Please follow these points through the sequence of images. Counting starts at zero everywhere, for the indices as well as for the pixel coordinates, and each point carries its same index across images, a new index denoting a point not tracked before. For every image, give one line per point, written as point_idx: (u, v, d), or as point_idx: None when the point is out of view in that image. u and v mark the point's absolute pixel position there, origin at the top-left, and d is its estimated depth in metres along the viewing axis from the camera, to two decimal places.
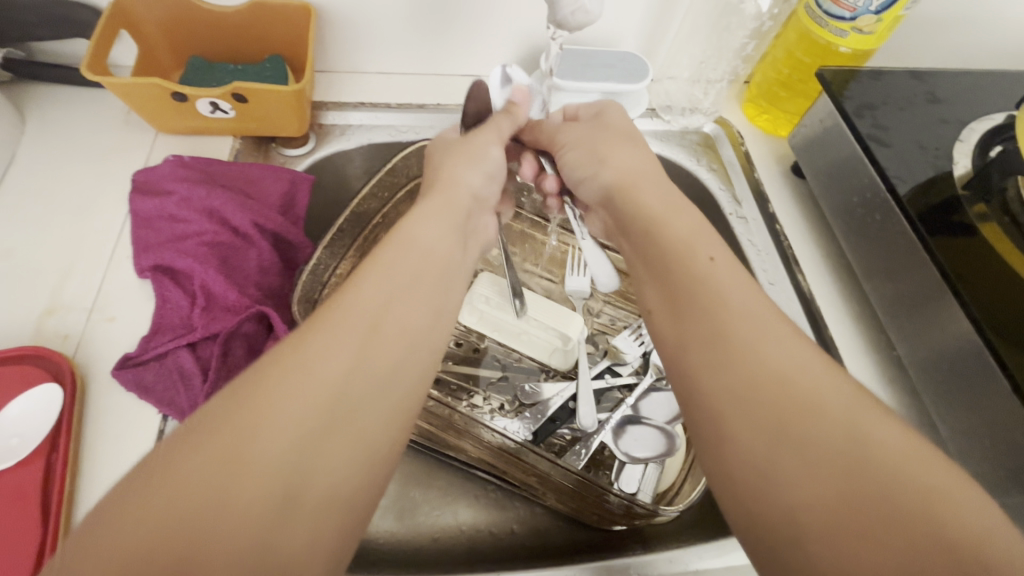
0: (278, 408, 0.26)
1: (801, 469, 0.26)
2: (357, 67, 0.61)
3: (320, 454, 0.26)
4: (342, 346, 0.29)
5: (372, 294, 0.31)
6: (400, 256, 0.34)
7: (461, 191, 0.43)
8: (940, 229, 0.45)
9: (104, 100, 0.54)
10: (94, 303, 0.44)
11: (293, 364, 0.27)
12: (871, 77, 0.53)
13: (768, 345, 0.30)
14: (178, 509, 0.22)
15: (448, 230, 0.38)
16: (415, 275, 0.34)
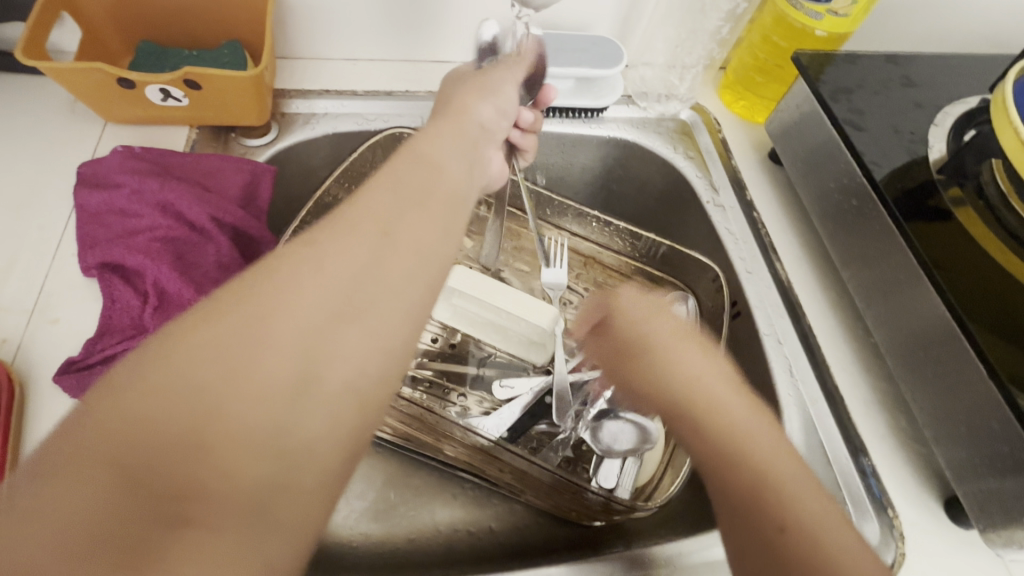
0: (288, 298, 0.22)
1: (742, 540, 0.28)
2: (322, 52, 0.59)
3: (333, 348, 0.22)
4: (352, 245, 0.24)
5: (382, 199, 0.26)
6: (412, 165, 0.28)
7: (481, 109, 0.38)
8: (915, 214, 0.44)
9: (47, 89, 0.51)
10: (36, 304, 0.41)
11: (301, 257, 0.23)
12: (846, 60, 0.53)
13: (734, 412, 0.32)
14: (180, 394, 0.19)
15: (464, 151, 0.32)
16: (433, 179, 0.28)
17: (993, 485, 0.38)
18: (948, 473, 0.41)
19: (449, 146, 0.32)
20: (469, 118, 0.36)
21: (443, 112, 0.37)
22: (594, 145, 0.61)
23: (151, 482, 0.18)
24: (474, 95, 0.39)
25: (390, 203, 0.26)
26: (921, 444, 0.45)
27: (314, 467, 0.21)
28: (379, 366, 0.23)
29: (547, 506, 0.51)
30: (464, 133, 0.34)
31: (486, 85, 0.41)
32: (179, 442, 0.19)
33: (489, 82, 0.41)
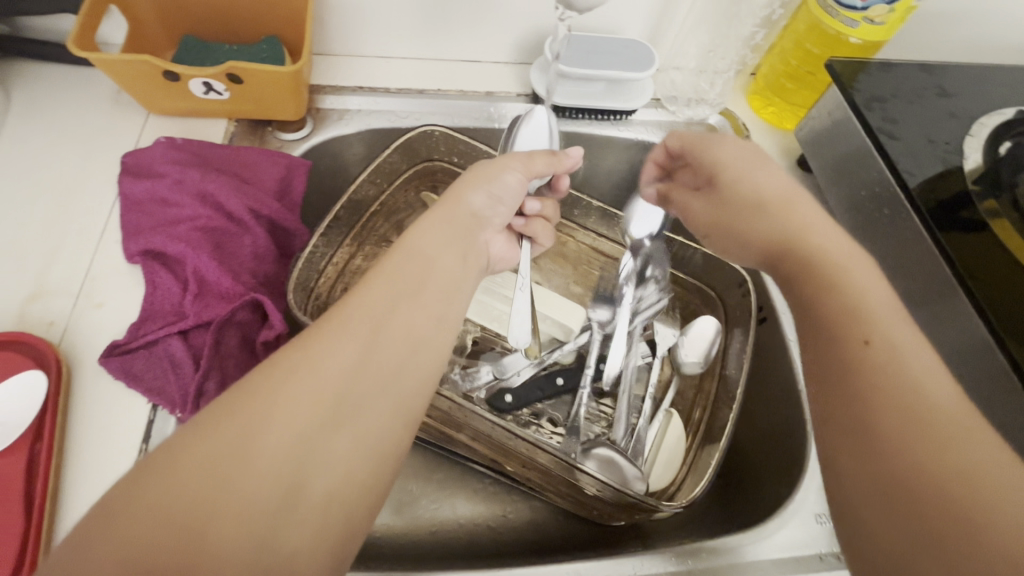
0: (288, 398, 0.28)
1: (877, 492, 0.28)
2: (357, 50, 0.60)
3: (325, 446, 0.27)
4: (347, 346, 0.30)
5: (376, 300, 0.32)
6: (404, 265, 0.35)
7: (474, 197, 0.41)
8: (949, 224, 0.44)
9: (92, 80, 0.52)
10: (81, 288, 0.42)
11: (302, 361, 0.29)
12: (880, 69, 0.53)
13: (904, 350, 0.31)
14: (192, 486, 0.24)
15: (451, 243, 0.38)
16: (420, 275, 0.34)
17: None
18: None
19: (443, 238, 0.38)
20: (463, 207, 0.40)
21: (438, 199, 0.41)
22: (622, 147, 0.62)
23: (164, 558, 0.23)
24: (472, 182, 0.42)
25: (384, 304, 0.32)
26: None
27: (294, 563, 0.25)
28: (361, 463, 0.28)
29: (568, 505, 0.51)
30: (458, 226, 0.39)
31: (485, 173, 0.42)
32: (185, 529, 0.24)
33: (489, 167, 0.43)
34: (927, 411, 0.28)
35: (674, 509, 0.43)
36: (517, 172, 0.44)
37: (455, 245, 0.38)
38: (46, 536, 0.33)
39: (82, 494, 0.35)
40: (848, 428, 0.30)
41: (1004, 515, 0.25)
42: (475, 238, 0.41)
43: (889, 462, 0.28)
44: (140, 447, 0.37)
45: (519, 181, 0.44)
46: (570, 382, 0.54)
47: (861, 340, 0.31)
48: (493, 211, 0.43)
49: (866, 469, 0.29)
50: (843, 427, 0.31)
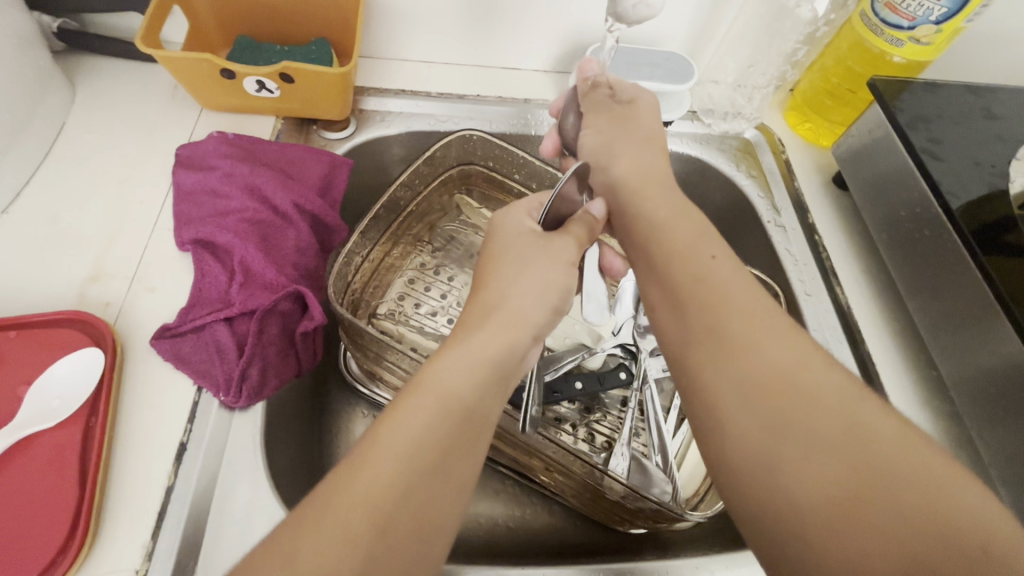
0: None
1: (780, 439, 0.28)
2: (401, 54, 0.61)
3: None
4: (349, 531, 0.25)
5: (385, 478, 0.27)
6: (428, 420, 0.29)
7: (533, 311, 0.33)
8: (993, 247, 0.43)
9: (152, 74, 0.55)
10: (136, 272, 0.44)
11: (286, 552, 0.25)
12: (925, 89, 0.52)
13: (760, 319, 0.31)
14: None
15: (490, 388, 0.31)
16: (439, 440, 0.29)
17: None
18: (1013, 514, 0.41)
19: (484, 378, 0.31)
20: (522, 331, 0.33)
21: (491, 313, 0.33)
22: None
23: None
24: (532, 292, 0.34)
25: (398, 478, 0.27)
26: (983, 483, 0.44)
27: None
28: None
29: (588, 510, 0.51)
30: (508, 364, 0.32)
31: (549, 282, 0.35)
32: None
33: (544, 265, 0.35)
34: (775, 356, 0.30)
35: (699, 519, 0.43)
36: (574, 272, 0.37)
37: (496, 386, 0.31)
38: (97, 506, 0.35)
39: (129, 469, 0.37)
40: (745, 390, 0.29)
41: (924, 478, 0.26)
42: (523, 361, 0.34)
43: (787, 416, 0.28)
44: (185, 426, 0.39)
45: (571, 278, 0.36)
46: (588, 387, 0.52)
47: (708, 255, 0.34)
48: (551, 325, 0.36)
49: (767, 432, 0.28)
50: (744, 393, 0.29)
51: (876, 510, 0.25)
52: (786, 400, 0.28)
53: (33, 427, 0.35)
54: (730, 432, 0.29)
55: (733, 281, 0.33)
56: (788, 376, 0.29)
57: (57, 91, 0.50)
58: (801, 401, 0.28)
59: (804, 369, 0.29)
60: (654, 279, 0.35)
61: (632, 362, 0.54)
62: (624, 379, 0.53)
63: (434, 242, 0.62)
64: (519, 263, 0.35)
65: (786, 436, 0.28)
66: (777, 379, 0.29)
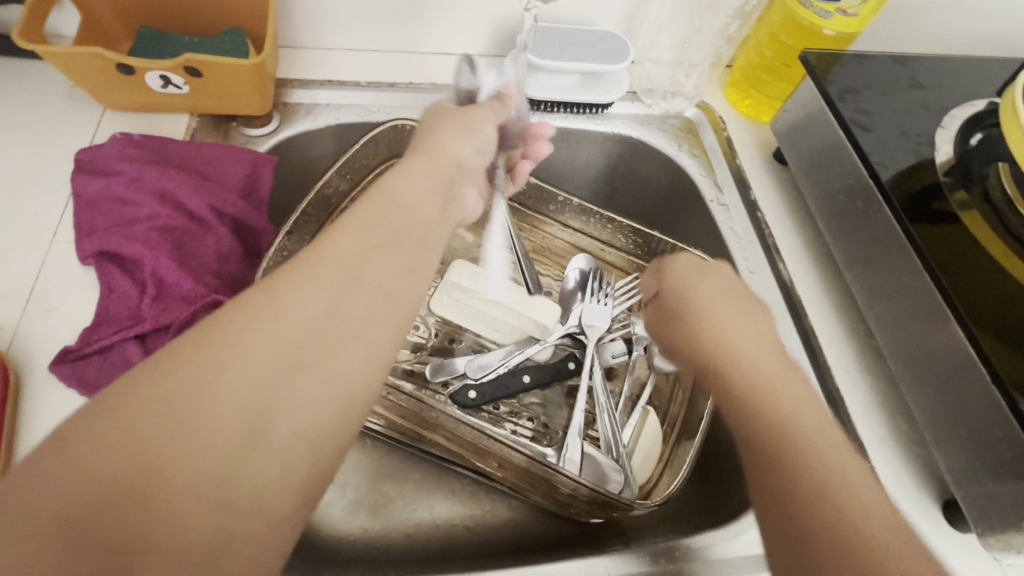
0: (236, 357, 0.22)
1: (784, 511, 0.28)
2: (325, 43, 0.58)
3: (288, 395, 0.23)
4: (316, 289, 0.25)
5: (346, 244, 0.26)
6: (381, 205, 0.29)
7: (457, 146, 0.38)
8: (920, 217, 0.44)
9: (45, 73, 0.50)
10: (31, 291, 0.41)
11: (257, 312, 0.24)
12: (854, 61, 0.52)
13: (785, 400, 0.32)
14: (136, 436, 0.20)
15: (431, 192, 0.32)
16: (398, 219, 0.29)
17: (995, 489, 0.38)
18: (948, 477, 0.42)
19: (426, 185, 0.32)
20: (446, 154, 0.36)
21: (417, 147, 0.37)
22: (598, 141, 0.61)
23: (108, 505, 0.19)
24: (454, 133, 0.39)
25: (359, 246, 0.26)
26: (921, 447, 0.45)
27: (261, 502, 0.22)
28: (332, 415, 0.24)
29: (543, 504, 0.50)
30: (436, 174, 0.34)
31: (461, 122, 0.40)
32: (132, 485, 0.20)
33: (467, 118, 0.41)
34: (808, 425, 0.30)
35: (649, 507, 0.43)
36: (491, 124, 0.42)
37: (438, 195, 0.32)
38: None
39: None
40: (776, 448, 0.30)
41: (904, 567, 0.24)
42: (458, 189, 0.36)
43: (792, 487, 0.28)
44: None
45: (493, 132, 0.42)
46: (538, 379, 0.51)
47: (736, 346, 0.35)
48: (477, 160, 0.40)
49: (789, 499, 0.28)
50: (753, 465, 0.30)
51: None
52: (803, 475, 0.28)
53: None
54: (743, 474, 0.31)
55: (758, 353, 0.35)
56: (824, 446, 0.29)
57: None
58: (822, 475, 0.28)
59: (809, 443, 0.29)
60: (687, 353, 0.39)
61: (581, 350, 0.54)
62: (574, 370, 0.53)
63: None
64: (438, 120, 0.41)
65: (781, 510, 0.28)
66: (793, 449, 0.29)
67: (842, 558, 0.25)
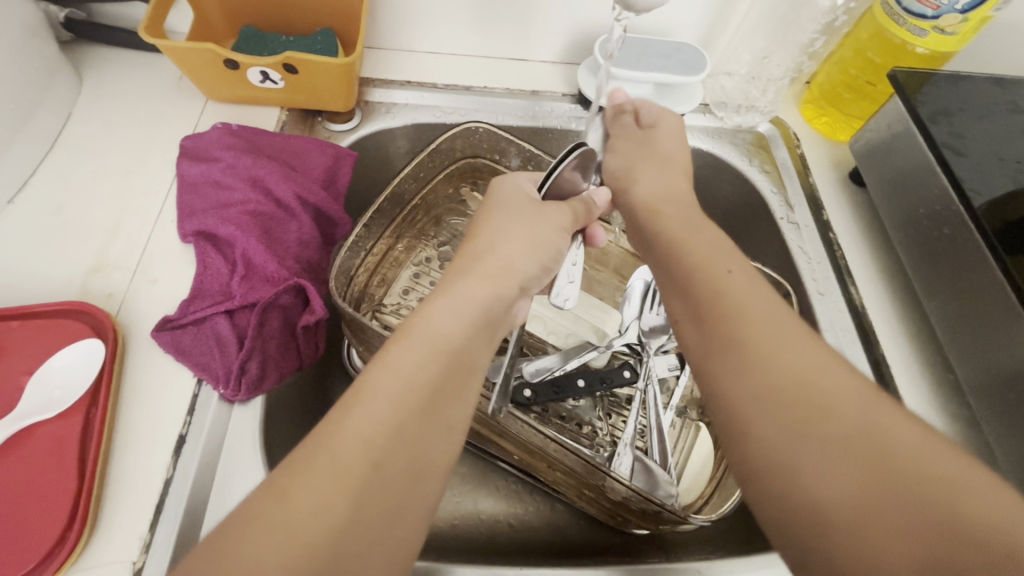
0: (251, 565, 0.22)
1: (790, 434, 0.27)
2: (407, 45, 0.60)
3: None
4: (339, 483, 0.24)
5: (383, 413, 0.27)
6: (420, 364, 0.29)
7: (521, 262, 0.36)
8: (1016, 247, 0.41)
9: (158, 65, 0.55)
10: (138, 264, 0.44)
11: (280, 506, 0.23)
12: (948, 81, 0.50)
13: (783, 343, 0.30)
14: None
15: (476, 336, 0.32)
16: (431, 377, 0.29)
17: None
18: None
19: (468, 324, 0.32)
20: (510, 284, 0.35)
21: (476, 262, 0.35)
22: None
23: None
24: (522, 243, 0.36)
25: (391, 422, 0.27)
26: None
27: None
28: None
29: (589, 509, 0.50)
30: (496, 309, 0.33)
31: (540, 235, 0.37)
32: None
33: (541, 224, 0.38)
34: (776, 327, 0.31)
35: (702, 522, 0.43)
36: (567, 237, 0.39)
37: (481, 333, 0.32)
38: (97, 498, 0.35)
39: (128, 460, 0.37)
40: (761, 393, 0.28)
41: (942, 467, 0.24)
42: (511, 313, 0.36)
43: (808, 418, 0.27)
44: (184, 419, 0.39)
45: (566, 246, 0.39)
46: (592, 385, 0.51)
47: (725, 269, 0.34)
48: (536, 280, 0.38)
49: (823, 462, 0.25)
50: (761, 395, 0.28)
51: (891, 509, 0.23)
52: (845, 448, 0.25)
53: (32, 418, 0.36)
54: (740, 431, 0.29)
55: (744, 295, 0.32)
56: (829, 397, 0.27)
57: (63, 81, 0.50)
58: (823, 405, 0.27)
59: (873, 406, 0.27)
60: (709, 276, 0.34)
61: (636, 361, 0.54)
62: (629, 378, 0.52)
63: (438, 237, 0.61)
64: (514, 217, 0.37)
65: (805, 436, 0.26)
66: (811, 386, 0.28)
67: (863, 471, 0.24)
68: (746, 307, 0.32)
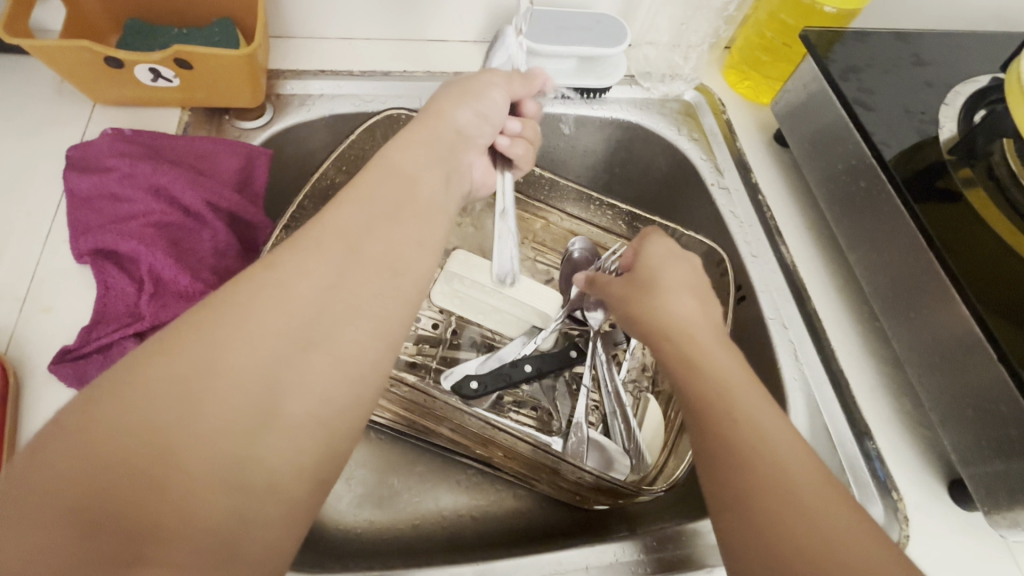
0: (218, 366, 0.24)
1: (740, 505, 0.29)
2: (317, 32, 0.57)
3: (264, 433, 0.24)
4: (301, 299, 0.27)
5: (348, 223, 0.30)
6: (380, 185, 0.33)
7: (459, 112, 0.41)
8: (925, 195, 0.44)
9: (33, 70, 0.49)
10: (28, 292, 0.40)
11: (245, 309, 0.26)
12: (856, 38, 0.52)
13: (737, 385, 0.33)
14: (126, 450, 0.21)
15: (430, 163, 0.36)
16: (392, 199, 0.32)
17: (998, 467, 0.39)
18: (954, 456, 0.41)
19: (422, 157, 0.36)
20: (448, 125, 0.40)
21: (419, 117, 0.41)
22: (596, 126, 0.60)
23: None
24: (455, 100, 0.41)
25: (351, 238, 0.30)
26: (928, 428, 0.45)
27: (274, 487, 0.24)
28: (313, 440, 0.25)
29: (550, 492, 0.50)
30: (436, 143, 0.38)
31: (467, 87, 0.43)
32: None
33: (473, 84, 0.43)
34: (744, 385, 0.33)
35: (656, 493, 0.43)
36: (502, 91, 0.44)
37: (433, 165, 0.36)
38: None
39: None
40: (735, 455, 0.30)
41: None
42: (459, 155, 0.40)
43: (750, 490, 0.29)
44: None
45: (503, 97, 0.44)
46: (541, 368, 0.51)
47: (714, 371, 0.34)
48: (477, 128, 0.42)
49: (720, 459, 0.30)
50: (732, 453, 0.30)
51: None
52: (765, 496, 0.28)
53: None
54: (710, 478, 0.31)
55: (711, 351, 0.35)
56: (765, 464, 0.29)
57: None
58: (769, 485, 0.28)
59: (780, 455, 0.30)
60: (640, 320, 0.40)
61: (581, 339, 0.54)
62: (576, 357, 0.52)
63: None
64: (444, 90, 0.43)
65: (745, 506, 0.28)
66: (777, 465, 0.29)
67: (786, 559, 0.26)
68: (717, 359, 0.34)
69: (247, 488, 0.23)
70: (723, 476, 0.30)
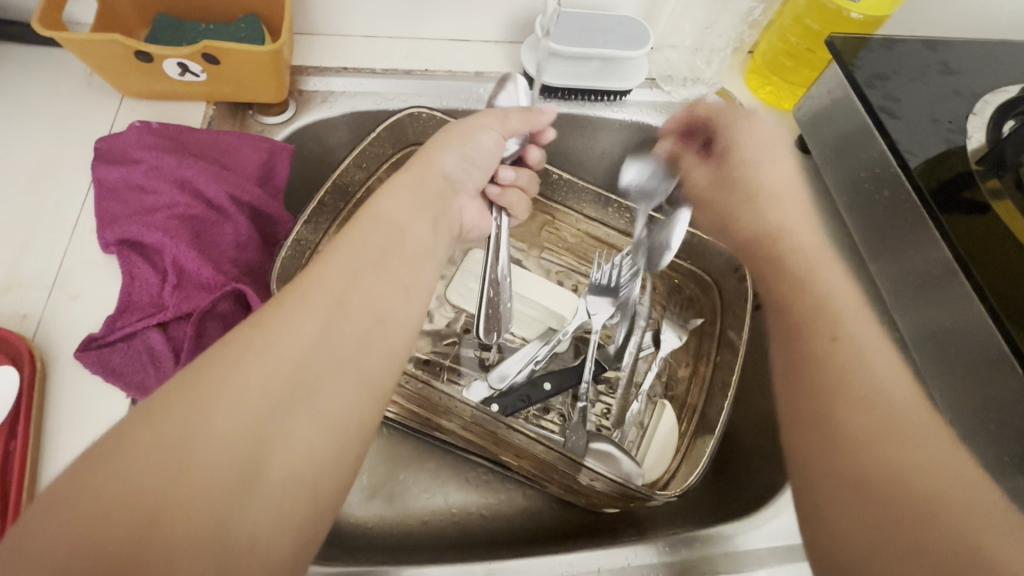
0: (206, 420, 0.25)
1: (843, 482, 0.33)
2: (341, 29, 0.57)
3: (249, 489, 0.24)
4: (291, 352, 0.28)
5: (341, 270, 0.32)
6: (370, 231, 0.35)
7: (445, 158, 0.43)
8: (950, 204, 0.43)
9: (63, 62, 0.50)
10: (55, 280, 0.41)
11: (237, 362, 0.27)
12: (883, 45, 0.51)
13: (844, 371, 0.39)
14: (114, 508, 0.22)
15: (417, 211, 0.39)
16: (381, 244, 0.35)
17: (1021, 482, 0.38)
18: None
19: (409, 205, 0.39)
20: (436, 171, 0.42)
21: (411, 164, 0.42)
22: (614, 129, 0.60)
23: None
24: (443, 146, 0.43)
25: (348, 275, 0.32)
26: None
27: (255, 548, 0.24)
28: (296, 495, 0.26)
29: (560, 494, 0.50)
30: (424, 189, 0.41)
31: (463, 130, 0.44)
32: None
33: (463, 128, 0.44)
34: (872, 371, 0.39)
35: (669, 497, 0.43)
36: (494, 133, 0.45)
37: (420, 211, 0.39)
38: None
39: None
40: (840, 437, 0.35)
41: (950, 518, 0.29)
42: (444, 202, 0.42)
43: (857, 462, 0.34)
44: None
45: (493, 140, 0.45)
46: (560, 386, 0.51)
47: (830, 337, 0.42)
48: (465, 172, 0.45)
49: (874, 429, 0.34)
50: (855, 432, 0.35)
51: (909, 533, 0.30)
52: (863, 461, 0.33)
53: None
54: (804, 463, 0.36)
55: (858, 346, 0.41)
56: (861, 437, 0.34)
57: None
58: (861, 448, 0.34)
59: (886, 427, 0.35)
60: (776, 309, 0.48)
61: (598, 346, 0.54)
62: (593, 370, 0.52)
63: None
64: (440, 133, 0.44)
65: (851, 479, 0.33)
66: (864, 436, 0.35)
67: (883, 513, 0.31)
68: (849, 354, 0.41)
69: (232, 545, 0.23)
70: (829, 454, 0.35)
